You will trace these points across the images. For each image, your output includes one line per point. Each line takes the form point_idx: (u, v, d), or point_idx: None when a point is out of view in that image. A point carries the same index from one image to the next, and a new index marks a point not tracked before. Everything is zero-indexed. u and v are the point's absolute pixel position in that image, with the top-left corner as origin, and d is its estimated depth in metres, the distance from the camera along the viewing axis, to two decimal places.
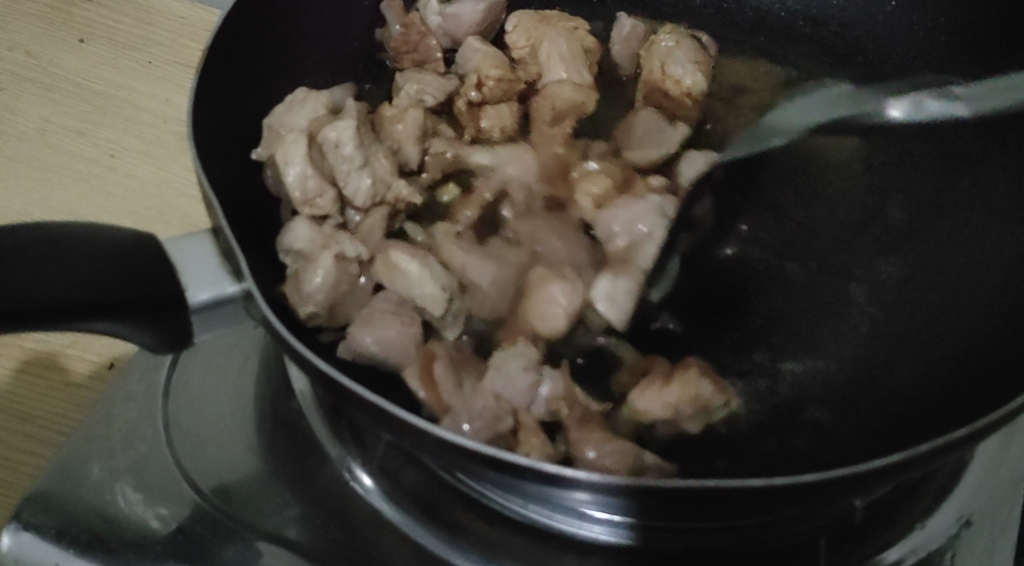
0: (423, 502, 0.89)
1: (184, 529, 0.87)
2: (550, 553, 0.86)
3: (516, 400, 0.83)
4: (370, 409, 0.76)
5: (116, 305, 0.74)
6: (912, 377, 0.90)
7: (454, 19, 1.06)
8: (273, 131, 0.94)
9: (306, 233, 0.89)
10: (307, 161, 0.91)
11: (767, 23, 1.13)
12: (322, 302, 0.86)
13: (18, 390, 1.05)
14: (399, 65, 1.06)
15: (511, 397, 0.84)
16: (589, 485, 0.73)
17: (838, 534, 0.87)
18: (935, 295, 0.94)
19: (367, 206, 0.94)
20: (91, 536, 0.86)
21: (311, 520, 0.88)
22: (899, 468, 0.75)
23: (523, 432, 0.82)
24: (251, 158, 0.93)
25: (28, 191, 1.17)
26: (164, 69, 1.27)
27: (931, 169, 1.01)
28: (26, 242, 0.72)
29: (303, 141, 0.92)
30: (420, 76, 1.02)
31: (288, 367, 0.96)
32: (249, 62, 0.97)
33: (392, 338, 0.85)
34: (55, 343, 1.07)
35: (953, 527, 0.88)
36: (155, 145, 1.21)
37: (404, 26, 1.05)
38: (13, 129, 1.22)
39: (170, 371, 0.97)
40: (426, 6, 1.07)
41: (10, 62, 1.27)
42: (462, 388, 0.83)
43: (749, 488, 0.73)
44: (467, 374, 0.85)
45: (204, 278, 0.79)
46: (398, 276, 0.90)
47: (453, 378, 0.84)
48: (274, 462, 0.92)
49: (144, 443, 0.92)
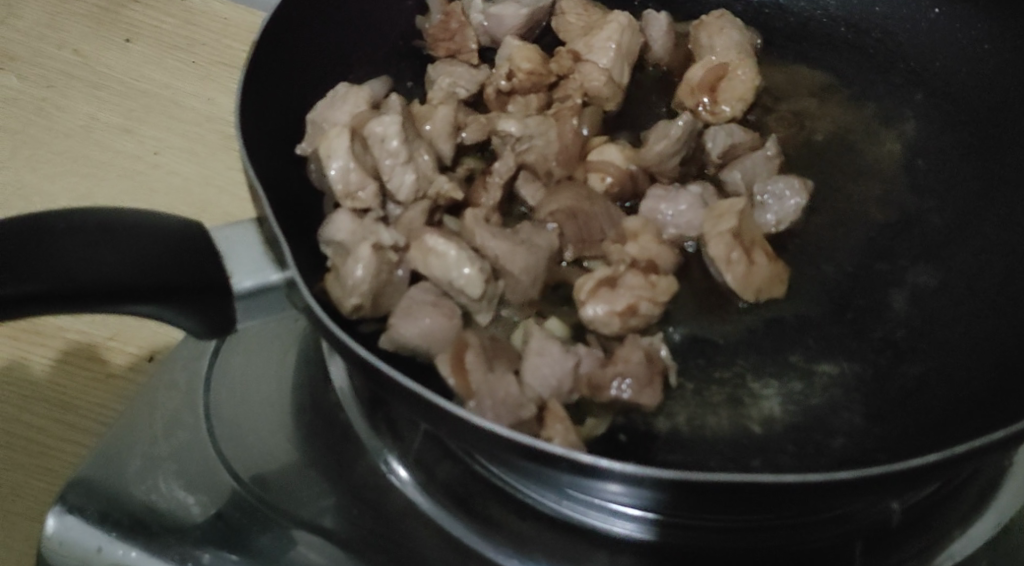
0: (457, 495, 0.89)
1: (223, 516, 0.89)
2: (582, 549, 0.87)
3: (542, 389, 0.84)
4: (410, 398, 0.77)
5: (162, 290, 0.76)
6: (947, 383, 0.90)
7: (497, 19, 1.07)
8: (317, 126, 0.96)
9: (348, 225, 0.89)
10: (349, 154, 0.92)
11: (809, 28, 1.13)
12: (366, 294, 0.87)
13: (60, 380, 1.07)
14: (434, 54, 1.07)
15: (544, 387, 0.84)
16: (623, 477, 0.74)
17: (873, 537, 0.86)
18: (972, 301, 0.95)
19: (409, 200, 0.95)
20: (134, 521, 0.87)
21: (347, 510, 0.89)
22: (936, 468, 0.75)
23: (550, 417, 0.82)
24: (296, 153, 0.95)
25: (73, 186, 1.19)
26: (207, 69, 1.29)
27: (971, 181, 1.01)
28: (77, 226, 0.74)
29: (346, 135, 0.93)
30: (452, 68, 1.04)
31: (327, 360, 0.97)
32: (293, 61, 0.99)
33: (429, 326, 0.86)
34: (96, 334, 1.09)
35: (992, 533, 0.87)
36: (198, 143, 1.23)
37: (445, 15, 1.06)
38: (59, 126, 1.24)
39: (211, 362, 0.98)
40: (470, 2, 1.07)
41: (57, 59, 1.29)
42: (491, 372, 0.84)
43: (785, 485, 0.73)
44: (498, 361, 0.86)
45: (247, 267, 0.80)
46: (434, 261, 0.90)
47: (483, 363, 0.84)
48: (311, 452, 0.93)
49: (185, 431, 0.93)
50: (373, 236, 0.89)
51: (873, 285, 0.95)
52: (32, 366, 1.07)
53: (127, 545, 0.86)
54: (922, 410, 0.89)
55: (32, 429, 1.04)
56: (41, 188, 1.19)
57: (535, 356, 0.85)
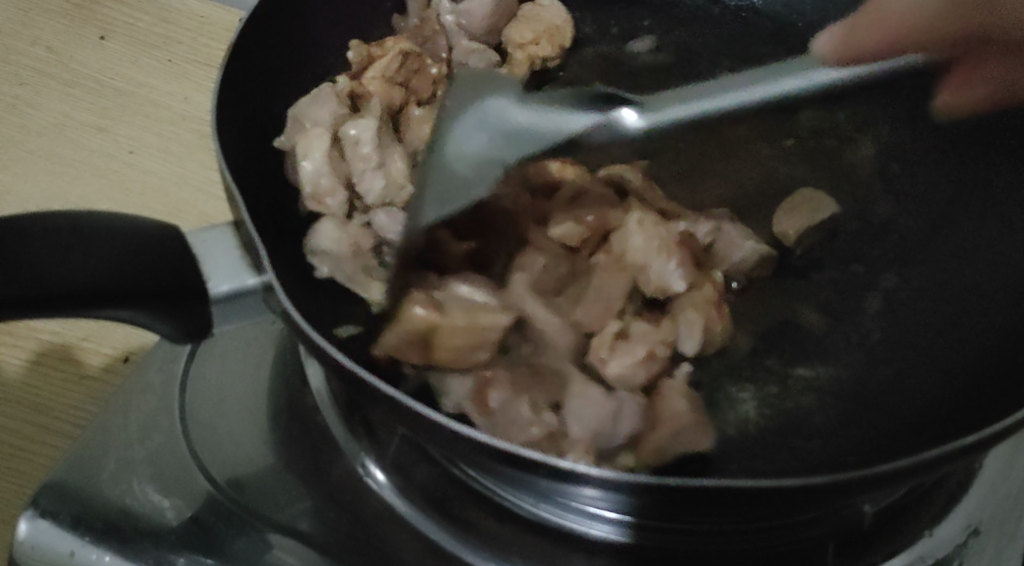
0: (434, 498, 0.89)
1: (199, 519, 0.88)
2: (558, 553, 0.87)
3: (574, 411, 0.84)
4: (387, 403, 0.77)
5: (139, 295, 0.75)
6: (918, 387, 0.91)
7: (468, 13, 1.07)
8: (297, 120, 0.95)
9: (333, 232, 0.91)
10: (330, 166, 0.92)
11: (785, 32, 1.13)
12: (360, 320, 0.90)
13: (33, 381, 1.06)
14: None
15: (584, 430, 0.82)
16: (600, 481, 0.74)
17: (845, 539, 0.87)
18: (942, 309, 0.95)
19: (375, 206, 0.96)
20: (107, 525, 0.87)
21: (324, 514, 0.89)
22: (908, 473, 0.76)
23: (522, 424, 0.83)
24: (274, 145, 0.95)
25: (47, 185, 1.18)
26: (184, 68, 1.29)
27: (945, 186, 1.01)
28: (52, 229, 0.74)
29: (327, 136, 0.93)
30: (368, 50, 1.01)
31: (304, 362, 0.96)
32: (270, 60, 0.98)
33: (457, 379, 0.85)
34: (71, 335, 1.08)
35: (961, 535, 0.88)
36: (174, 143, 1.23)
37: (421, 22, 1.07)
38: (33, 124, 1.23)
39: (186, 365, 0.97)
40: (439, 3, 1.07)
41: (30, 57, 1.28)
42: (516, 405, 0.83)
43: (758, 489, 0.73)
44: (538, 395, 0.85)
45: (225, 270, 0.80)
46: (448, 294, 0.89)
47: (508, 401, 0.83)
48: (288, 455, 0.93)
49: (160, 435, 0.93)
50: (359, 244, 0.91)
51: (844, 288, 0.96)
52: (5, 367, 1.07)
53: (100, 550, 0.86)
54: (895, 414, 0.90)
55: (6, 431, 1.03)
56: (13, 186, 1.18)
57: (580, 399, 0.85)
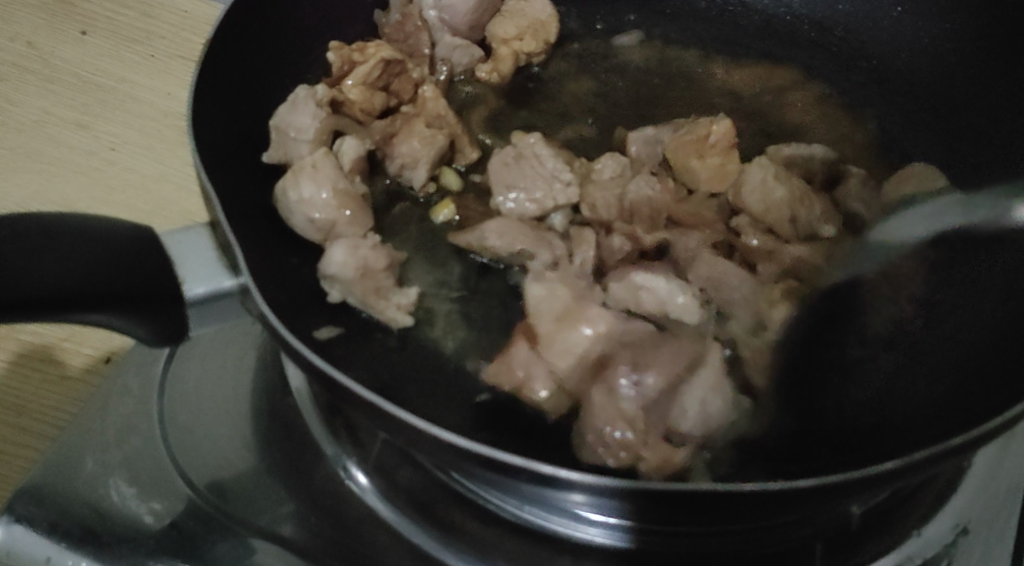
0: (417, 501, 0.88)
1: (178, 524, 0.87)
2: (543, 556, 0.86)
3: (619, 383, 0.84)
4: (368, 407, 0.76)
5: (112, 299, 0.74)
6: (907, 382, 0.89)
7: (451, 9, 1.07)
8: (281, 133, 0.94)
9: (340, 251, 0.89)
10: (315, 180, 0.91)
11: (773, 26, 1.12)
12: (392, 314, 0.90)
13: (12, 383, 1.05)
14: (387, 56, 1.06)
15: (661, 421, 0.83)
16: (584, 486, 0.73)
17: (833, 541, 0.86)
18: (933, 306, 0.93)
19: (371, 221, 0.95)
20: (84, 530, 0.86)
21: (305, 517, 0.88)
22: (895, 475, 0.75)
23: None
24: (263, 160, 0.94)
25: (26, 183, 1.17)
26: (165, 63, 1.27)
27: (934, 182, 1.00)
28: (22, 232, 0.72)
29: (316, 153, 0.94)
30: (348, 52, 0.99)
31: (285, 364, 0.95)
32: (250, 57, 0.97)
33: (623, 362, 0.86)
34: (50, 335, 1.07)
35: (949, 536, 0.87)
36: (155, 139, 1.21)
37: (402, 17, 1.05)
38: (12, 121, 1.21)
39: (166, 366, 0.96)
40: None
41: (10, 53, 1.26)
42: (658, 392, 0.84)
43: (744, 492, 0.72)
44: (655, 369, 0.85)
45: (201, 273, 0.78)
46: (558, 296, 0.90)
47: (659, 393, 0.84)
48: (269, 458, 0.91)
49: (139, 438, 0.92)
50: (367, 259, 0.89)
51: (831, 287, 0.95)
52: None
53: (77, 556, 0.85)
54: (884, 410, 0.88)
55: None
56: None
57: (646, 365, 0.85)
